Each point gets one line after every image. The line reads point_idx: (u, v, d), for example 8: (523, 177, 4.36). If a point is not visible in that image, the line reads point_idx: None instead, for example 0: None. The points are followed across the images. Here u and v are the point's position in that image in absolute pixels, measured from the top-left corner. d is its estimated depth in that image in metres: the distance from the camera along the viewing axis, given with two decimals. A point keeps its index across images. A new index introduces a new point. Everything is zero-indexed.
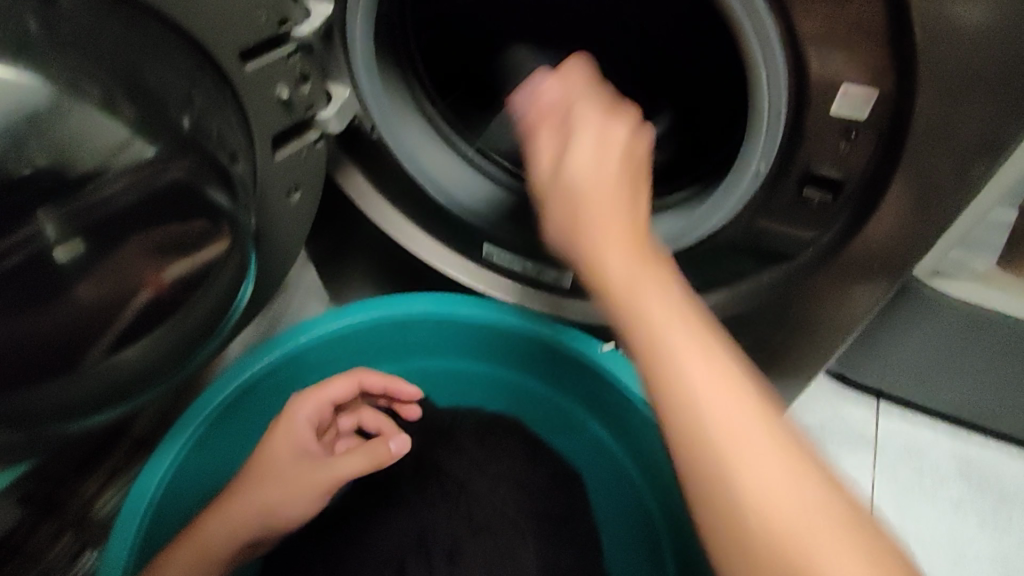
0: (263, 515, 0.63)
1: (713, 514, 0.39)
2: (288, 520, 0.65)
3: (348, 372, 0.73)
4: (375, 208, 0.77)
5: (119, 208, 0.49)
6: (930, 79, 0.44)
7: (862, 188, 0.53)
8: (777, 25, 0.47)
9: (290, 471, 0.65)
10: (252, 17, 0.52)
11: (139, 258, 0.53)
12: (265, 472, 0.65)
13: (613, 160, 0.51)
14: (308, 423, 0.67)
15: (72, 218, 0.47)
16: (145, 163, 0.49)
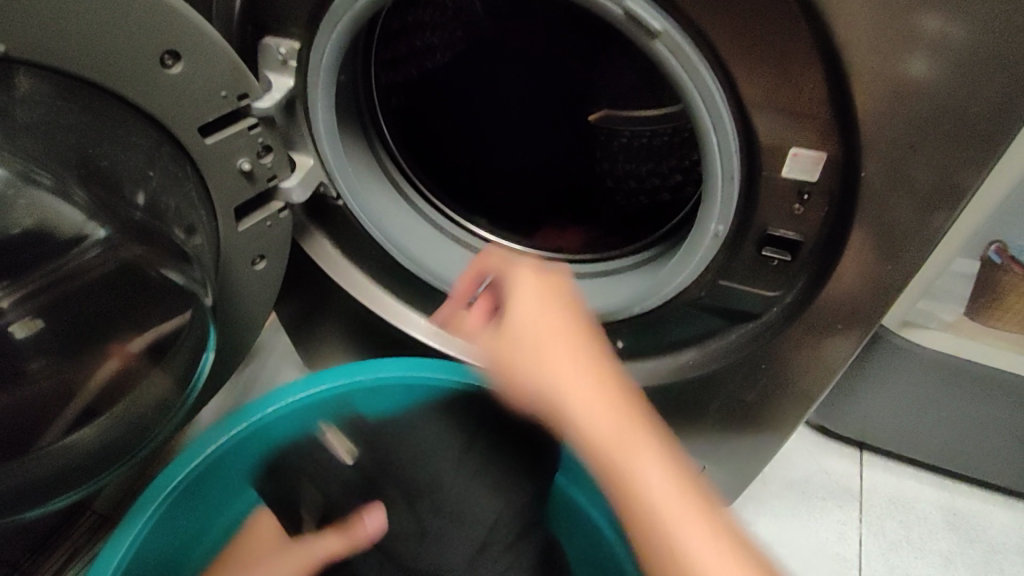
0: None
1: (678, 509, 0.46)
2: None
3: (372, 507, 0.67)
4: (341, 275, 0.76)
5: (74, 289, 0.54)
6: (877, 145, 0.45)
7: (820, 247, 0.53)
8: (724, 98, 0.48)
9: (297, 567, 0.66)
10: (211, 96, 0.52)
11: (94, 331, 0.57)
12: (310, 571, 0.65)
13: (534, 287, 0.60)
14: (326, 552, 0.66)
15: (30, 303, 0.52)
16: (94, 247, 0.53)
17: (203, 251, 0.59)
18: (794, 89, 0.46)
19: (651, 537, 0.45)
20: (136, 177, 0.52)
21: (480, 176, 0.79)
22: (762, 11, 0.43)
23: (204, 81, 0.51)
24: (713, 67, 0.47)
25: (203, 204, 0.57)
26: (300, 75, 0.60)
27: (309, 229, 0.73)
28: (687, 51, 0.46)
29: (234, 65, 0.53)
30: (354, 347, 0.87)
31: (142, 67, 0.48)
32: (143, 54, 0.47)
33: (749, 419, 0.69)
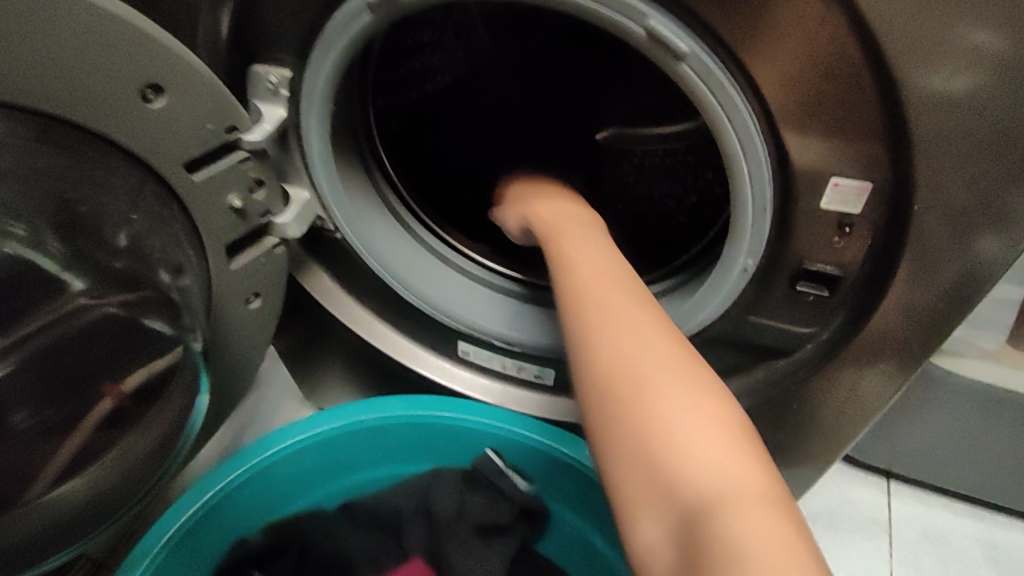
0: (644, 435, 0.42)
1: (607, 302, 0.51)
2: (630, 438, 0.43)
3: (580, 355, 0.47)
4: (340, 309, 0.71)
5: (55, 339, 0.50)
6: (929, 173, 0.41)
7: (862, 283, 0.49)
8: (757, 121, 0.43)
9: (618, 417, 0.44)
10: (197, 130, 0.49)
11: (82, 381, 0.53)
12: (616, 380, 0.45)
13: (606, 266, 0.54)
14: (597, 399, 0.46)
15: (12, 356, 0.49)
16: (72, 300, 0.49)
17: (192, 289, 0.54)
18: (838, 112, 0.41)
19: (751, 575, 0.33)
20: (118, 216, 0.48)
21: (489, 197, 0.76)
22: (804, 26, 0.39)
23: (190, 114, 0.48)
24: (745, 91, 0.43)
25: (190, 243, 0.53)
26: (292, 104, 0.56)
27: (307, 263, 0.69)
28: (718, 75, 0.42)
29: (221, 95, 0.49)
30: (358, 381, 0.82)
31: (124, 105, 0.44)
32: (122, 88, 0.44)
33: (779, 461, 0.64)
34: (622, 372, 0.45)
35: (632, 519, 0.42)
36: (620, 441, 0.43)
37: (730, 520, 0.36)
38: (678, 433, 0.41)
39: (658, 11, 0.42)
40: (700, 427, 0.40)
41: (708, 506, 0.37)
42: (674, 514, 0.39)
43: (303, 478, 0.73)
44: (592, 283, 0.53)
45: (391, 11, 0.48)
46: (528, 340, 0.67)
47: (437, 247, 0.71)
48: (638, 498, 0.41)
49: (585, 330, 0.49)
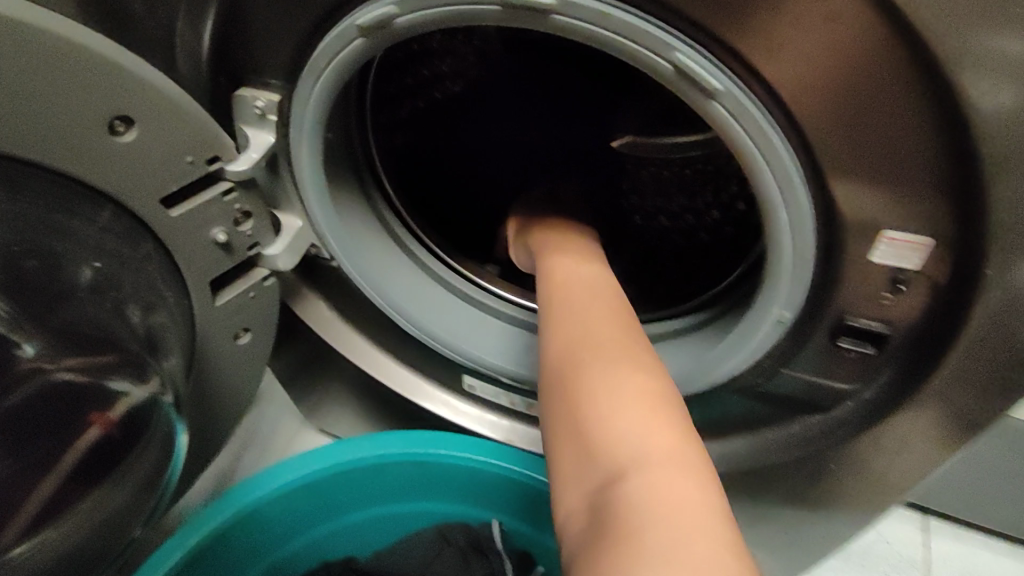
0: (600, 434, 0.41)
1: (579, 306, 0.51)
2: (595, 438, 0.41)
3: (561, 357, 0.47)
4: (339, 338, 0.67)
5: (14, 404, 0.45)
6: (1002, 236, 0.35)
7: (913, 342, 0.43)
8: (799, 166, 0.38)
9: (581, 412, 0.43)
10: (175, 162, 0.44)
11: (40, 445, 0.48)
12: (577, 376, 0.45)
13: (592, 281, 0.54)
14: (564, 391, 0.45)
15: None
16: (26, 367, 0.45)
17: (167, 329, 0.50)
18: (892, 161, 0.36)
19: (656, 535, 0.33)
20: (79, 263, 0.44)
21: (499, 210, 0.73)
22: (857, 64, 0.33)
23: (162, 146, 0.43)
24: (789, 137, 0.37)
25: (168, 284, 0.48)
26: (282, 129, 0.51)
27: (303, 291, 0.65)
28: (753, 118, 0.37)
29: (198, 122, 0.44)
30: (360, 407, 0.78)
31: (88, 139, 0.39)
32: (82, 123, 0.39)
33: (812, 515, 0.59)
34: (573, 356, 0.47)
35: (560, 489, 0.43)
36: (555, 418, 0.45)
37: (645, 484, 0.36)
38: (608, 406, 0.42)
39: (685, 44, 0.36)
40: (627, 401, 0.41)
41: (621, 470, 0.38)
42: (590, 479, 0.41)
43: (299, 516, 0.69)
44: (561, 281, 0.55)
45: (384, 34, 0.43)
46: (538, 379, 0.63)
47: (441, 274, 0.66)
48: (564, 468, 0.43)
49: (556, 324, 0.51)
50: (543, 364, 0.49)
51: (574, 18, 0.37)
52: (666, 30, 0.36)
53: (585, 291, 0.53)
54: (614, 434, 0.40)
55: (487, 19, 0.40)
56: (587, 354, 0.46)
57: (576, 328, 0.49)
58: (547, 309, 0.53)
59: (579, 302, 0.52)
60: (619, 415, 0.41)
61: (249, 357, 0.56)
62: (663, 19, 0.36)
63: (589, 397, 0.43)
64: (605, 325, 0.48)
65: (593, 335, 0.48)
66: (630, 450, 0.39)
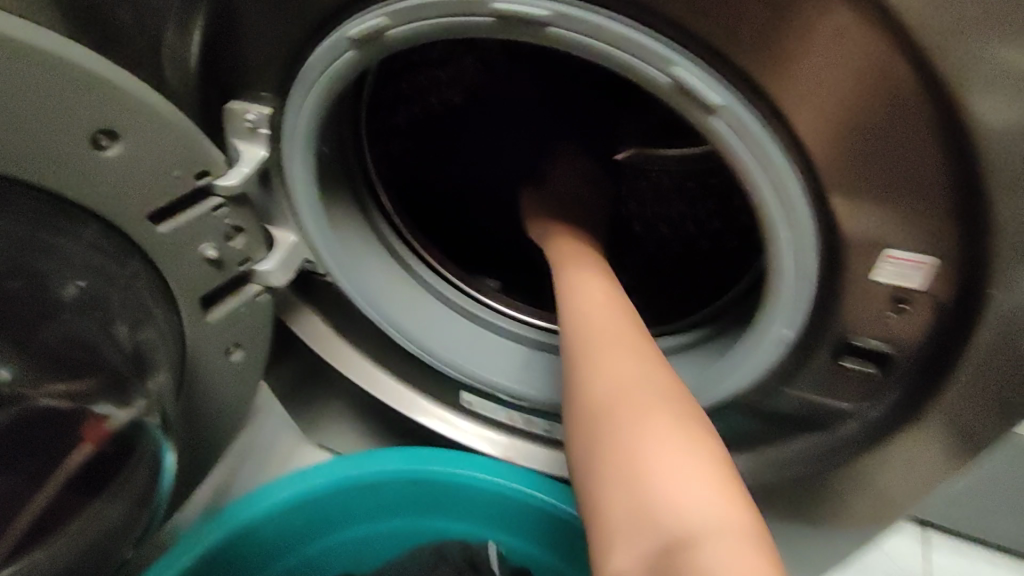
0: (658, 493, 0.39)
1: (615, 339, 0.49)
2: (653, 498, 0.39)
3: (606, 402, 0.45)
4: (334, 353, 0.66)
5: None
6: (1009, 255, 0.34)
7: (918, 361, 0.42)
8: (801, 182, 0.37)
9: (634, 467, 0.41)
10: (163, 177, 0.43)
11: (20, 465, 0.49)
12: (628, 424, 0.43)
13: (624, 311, 0.52)
14: (614, 441, 0.43)
15: None
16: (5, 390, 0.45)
17: (156, 345, 0.49)
18: (896, 178, 0.35)
19: None
20: (64, 280, 0.43)
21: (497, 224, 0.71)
22: (861, 79, 0.32)
23: (150, 162, 0.42)
24: (790, 153, 0.36)
25: (156, 301, 0.47)
26: (274, 142, 0.50)
27: (296, 305, 0.64)
28: (755, 133, 0.36)
29: (187, 137, 0.43)
30: (355, 421, 0.77)
31: (72, 155, 0.38)
32: (67, 141, 0.38)
33: (814, 534, 0.58)
34: (618, 400, 0.44)
35: (605, 545, 0.41)
36: (602, 466, 0.43)
37: (717, 557, 0.35)
38: (665, 463, 0.39)
39: (684, 58, 0.35)
40: (685, 458, 0.39)
41: (683, 539, 0.36)
42: (644, 541, 0.38)
43: (294, 535, 0.67)
44: (594, 309, 0.52)
45: (377, 46, 0.42)
46: (536, 395, 0.61)
47: (439, 288, 0.65)
48: (615, 524, 0.40)
49: (595, 359, 0.48)
50: (582, 404, 0.47)
51: (570, 32, 0.37)
52: (664, 42, 0.35)
53: (620, 323, 0.50)
54: (677, 497, 0.38)
55: (481, 31, 0.39)
56: (635, 401, 0.44)
57: (616, 365, 0.46)
58: (580, 338, 0.50)
59: (616, 336, 0.49)
60: (679, 474, 0.39)
61: (242, 375, 0.55)
62: (660, 31, 0.35)
63: (643, 450, 0.41)
64: (647, 366, 0.46)
65: (636, 378, 0.45)
66: (694, 516, 0.37)
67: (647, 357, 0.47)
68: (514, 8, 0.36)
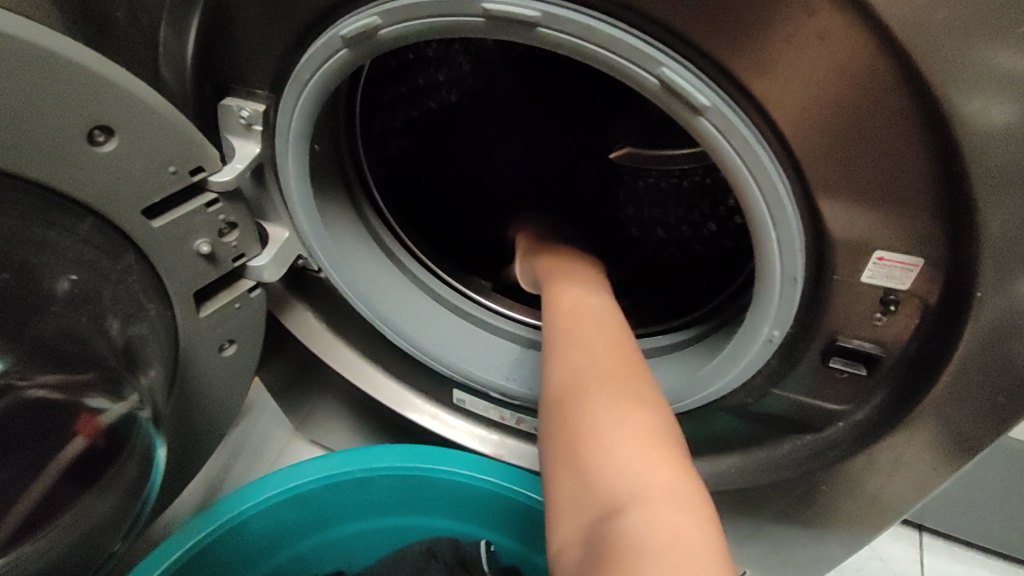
0: (600, 462, 0.39)
1: (580, 333, 0.50)
2: (596, 468, 0.39)
3: (564, 386, 0.46)
4: (327, 350, 0.66)
5: None
6: (996, 258, 0.35)
7: (905, 363, 0.42)
8: (788, 183, 0.37)
9: (581, 441, 0.42)
10: (157, 173, 0.43)
11: (12, 460, 0.48)
12: (579, 404, 0.44)
13: (597, 309, 0.53)
14: (566, 420, 0.44)
15: None
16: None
17: (147, 338, 0.49)
18: (884, 180, 0.35)
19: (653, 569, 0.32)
20: (56, 275, 0.43)
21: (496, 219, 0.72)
22: (845, 81, 0.32)
23: (143, 158, 0.42)
24: (777, 154, 0.36)
25: (149, 295, 0.48)
26: (268, 139, 0.50)
27: (290, 302, 0.64)
28: (743, 134, 0.36)
29: (181, 133, 0.43)
30: (349, 418, 0.77)
31: (66, 149, 0.38)
32: (61, 135, 0.38)
33: (803, 535, 0.58)
34: (573, 385, 0.46)
35: (558, 521, 0.42)
36: (555, 447, 0.44)
37: (645, 516, 0.35)
38: (609, 436, 0.40)
39: (673, 59, 0.35)
40: (627, 431, 0.40)
41: (619, 503, 0.37)
42: (588, 513, 0.39)
43: (286, 530, 0.67)
44: (567, 309, 0.54)
45: (370, 44, 0.42)
46: (528, 395, 0.62)
47: (431, 286, 0.65)
48: (564, 499, 0.41)
49: (561, 351, 0.49)
50: (546, 391, 0.48)
51: (561, 31, 0.37)
52: (653, 43, 0.35)
53: (590, 319, 0.52)
54: (616, 464, 0.38)
55: (472, 30, 0.39)
56: (589, 383, 0.45)
57: (579, 354, 0.48)
58: (552, 334, 0.52)
59: (582, 330, 0.51)
60: (622, 445, 0.39)
61: (234, 370, 0.55)
62: (649, 32, 0.35)
63: (590, 425, 0.42)
64: (608, 353, 0.47)
65: (597, 362, 0.46)
66: (631, 479, 0.37)
67: (613, 346, 0.48)
68: (504, 8, 0.37)
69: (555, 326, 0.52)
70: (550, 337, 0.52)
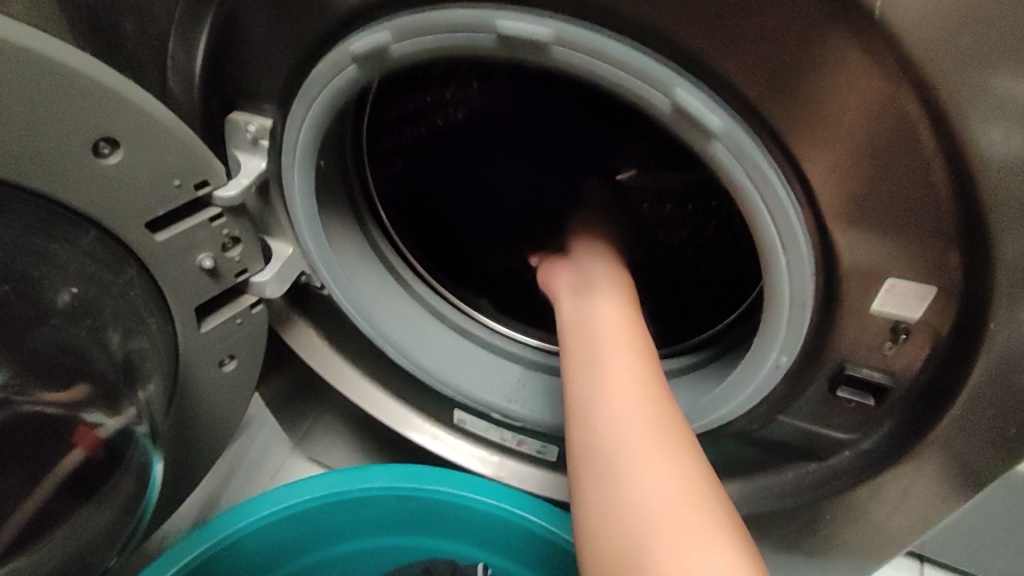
0: (650, 543, 0.40)
1: (608, 365, 0.49)
2: (644, 547, 0.40)
3: (601, 440, 0.45)
4: (328, 366, 0.66)
5: None
6: (1009, 290, 0.34)
7: (915, 393, 0.42)
8: (799, 208, 0.37)
9: (627, 513, 0.42)
10: (163, 188, 0.43)
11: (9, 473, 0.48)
12: (620, 465, 0.43)
13: (622, 329, 0.52)
14: (607, 481, 0.44)
15: None
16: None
17: (146, 354, 0.49)
18: (896, 208, 0.35)
19: None
20: (57, 288, 0.43)
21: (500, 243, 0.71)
22: (857, 109, 0.32)
23: (150, 173, 0.42)
24: (789, 180, 0.36)
25: (150, 309, 0.47)
26: (275, 154, 0.50)
27: (292, 317, 0.63)
28: (756, 159, 0.36)
29: (189, 150, 0.43)
30: (347, 435, 0.77)
31: (73, 163, 0.38)
32: (68, 149, 0.38)
33: (807, 564, 0.57)
34: (611, 437, 0.45)
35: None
36: (595, 507, 0.44)
37: None
38: (658, 513, 0.40)
39: (686, 83, 0.35)
40: (676, 508, 0.40)
41: None
42: None
43: (281, 549, 0.66)
44: (592, 330, 0.52)
45: (380, 63, 0.42)
46: (529, 416, 0.61)
47: (434, 306, 0.65)
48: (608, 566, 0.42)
49: (592, 386, 0.48)
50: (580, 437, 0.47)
51: (574, 53, 0.37)
52: (666, 65, 0.35)
53: (618, 344, 0.50)
54: (667, 549, 0.39)
55: (483, 51, 0.39)
56: (629, 439, 0.44)
57: (610, 394, 0.47)
58: (578, 363, 0.51)
59: (610, 360, 0.49)
60: (671, 525, 0.40)
61: (234, 386, 0.55)
62: (661, 54, 0.35)
63: (636, 497, 0.42)
64: (643, 392, 0.46)
65: (634, 409, 0.45)
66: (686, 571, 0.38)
67: (646, 385, 0.47)
68: (517, 28, 0.37)
69: (582, 353, 0.51)
70: (576, 367, 0.51)
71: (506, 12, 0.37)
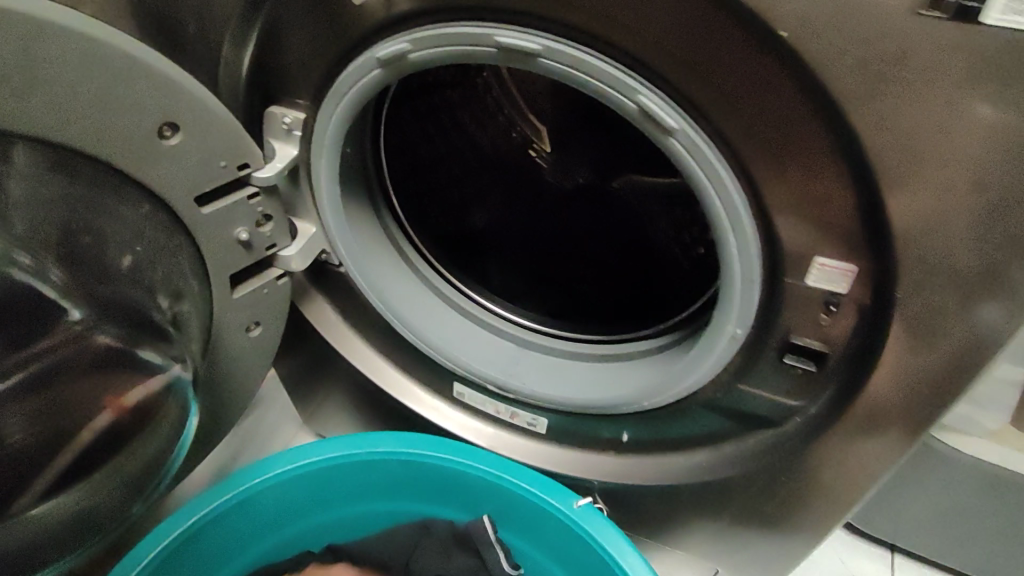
0: None
1: None
2: None
3: None
4: (340, 340, 0.73)
5: (59, 363, 0.52)
6: (916, 266, 0.41)
7: (849, 361, 0.48)
8: (744, 195, 0.43)
9: None
10: (210, 166, 0.50)
11: (76, 408, 0.55)
12: None
13: None
14: None
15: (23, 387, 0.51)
16: (72, 328, 0.52)
17: (189, 315, 0.56)
18: (824, 196, 0.42)
19: None
20: (125, 245, 0.51)
21: (489, 247, 0.73)
22: (787, 113, 0.39)
23: (201, 154, 0.49)
24: (734, 172, 0.43)
25: (192, 272, 0.54)
26: (304, 144, 0.58)
27: (311, 293, 0.71)
28: (707, 155, 0.42)
29: (235, 134, 0.50)
30: (354, 408, 0.83)
31: (141, 144, 0.45)
32: (138, 132, 0.45)
33: (768, 525, 0.64)
34: None
35: None
36: None
37: None
38: None
39: (649, 89, 0.42)
40: None
41: None
42: None
43: (293, 505, 0.73)
44: None
45: (398, 66, 0.49)
46: (522, 388, 0.67)
47: (438, 288, 0.72)
48: None
49: None
50: None
51: (557, 63, 0.44)
52: (631, 75, 0.42)
53: None
54: None
55: (484, 59, 0.47)
56: None
57: None
58: None
59: None
60: None
61: (258, 348, 0.61)
62: (628, 65, 0.42)
63: None
64: None
65: None
66: None
67: None
68: (511, 42, 0.44)
69: None
70: None
71: (503, 28, 0.44)
